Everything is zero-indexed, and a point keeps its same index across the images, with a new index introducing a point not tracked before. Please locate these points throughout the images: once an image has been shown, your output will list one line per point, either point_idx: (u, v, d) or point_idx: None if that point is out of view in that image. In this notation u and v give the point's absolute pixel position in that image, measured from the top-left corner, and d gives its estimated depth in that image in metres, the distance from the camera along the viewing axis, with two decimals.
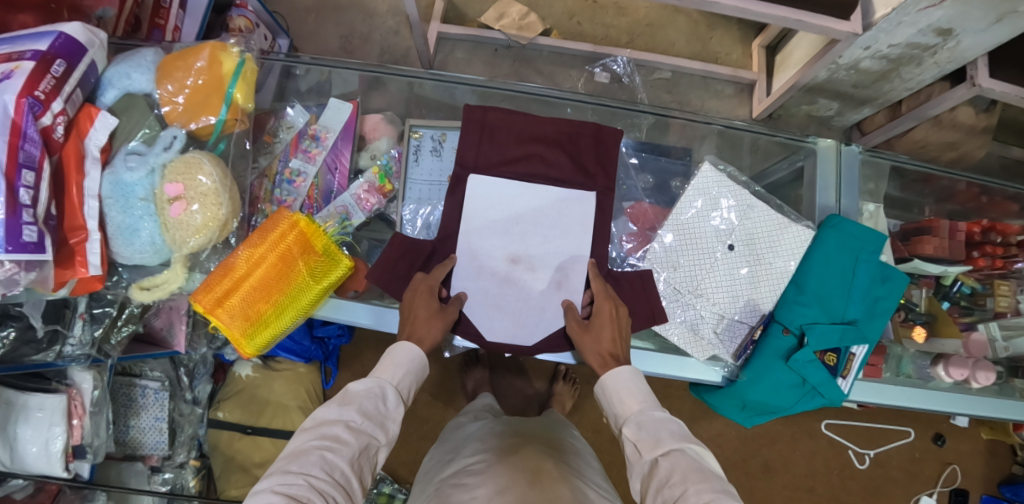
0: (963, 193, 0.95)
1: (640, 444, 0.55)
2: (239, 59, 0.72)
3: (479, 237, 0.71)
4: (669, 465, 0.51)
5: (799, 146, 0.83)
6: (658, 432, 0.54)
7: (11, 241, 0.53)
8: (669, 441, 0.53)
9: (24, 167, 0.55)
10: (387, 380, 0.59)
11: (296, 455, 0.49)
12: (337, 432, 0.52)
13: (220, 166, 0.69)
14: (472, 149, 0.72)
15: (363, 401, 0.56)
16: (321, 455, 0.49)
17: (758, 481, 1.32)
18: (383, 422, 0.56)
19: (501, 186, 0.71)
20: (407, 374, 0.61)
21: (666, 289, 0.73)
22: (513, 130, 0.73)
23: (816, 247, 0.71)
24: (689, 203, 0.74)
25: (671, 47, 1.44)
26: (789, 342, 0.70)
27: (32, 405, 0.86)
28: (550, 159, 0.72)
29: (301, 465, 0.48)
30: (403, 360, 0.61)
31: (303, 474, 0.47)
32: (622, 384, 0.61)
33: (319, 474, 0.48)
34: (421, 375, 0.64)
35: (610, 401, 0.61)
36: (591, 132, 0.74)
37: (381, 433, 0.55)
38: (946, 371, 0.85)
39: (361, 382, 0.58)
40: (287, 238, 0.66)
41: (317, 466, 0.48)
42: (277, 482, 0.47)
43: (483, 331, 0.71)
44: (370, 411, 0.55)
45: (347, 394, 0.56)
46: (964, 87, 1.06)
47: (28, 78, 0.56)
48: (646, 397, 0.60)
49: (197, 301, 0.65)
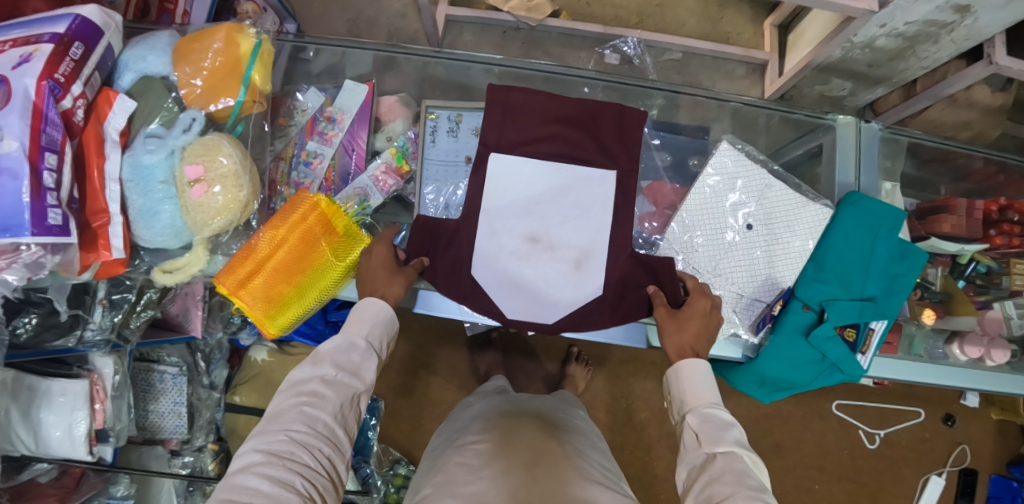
0: (979, 171, 0.95)
1: (701, 437, 0.56)
2: (255, 39, 0.71)
3: (501, 216, 0.71)
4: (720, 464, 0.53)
5: (817, 123, 0.82)
6: (721, 433, 0.56)
7: (36, 223, 0.54)
8: (730, 443, 0.55)
9: (47, 149, 0.56)
10: (355, 333, 0.62)
11: (277, 414, 0.54)
12: (314, 389, 0.56)
13: (239, 147, 0.69)
14: (493, 129, 0.72)
15: (335, 356, 0.59)
16: (300, 411, 0.54)
17: (768, 461, 1.33)
18: (358, 372, 0.60)
19: (523, 164, 0.71)
20: (374, 327, 0.63)
21: (685, 268, 0.72)
22: (536, 110, 0.72)
23: (837, 224, 0.70)
24: (707, 182, 0.73)
25: (681, 27, 1.42)
26: (808, 318, 0.69)
27: (54, 390, 0.87)
28: (573, 140, 0.72)
29: (282, 423, 0.53)
30: (370, 313, 0.63)
31: (284, 431, 0.52)
32: (696, 377, 0.61)
33: (300, 428, 0.53)
34: (391, 328, 0.65)
35: (678, 390, 0.62)
36: (614, 113, 0.74)
37: (357, 382, 0.59)
38: (961, 349, 0.87)
39: (332, 341, 0.61)
40: (309, 218, 0.66)
41: (297, 421, 0.53)
42: (260, 441, 0.52)
43: (503, 308, 0.71)
44: (343, 364, 0.59)
45: (320, 353, 0.60)
46: (981, 65, 1.05)
47: (48, 61, 0.56)
48: (713, 393, 0.61)
49: (221, 282, 0.65)
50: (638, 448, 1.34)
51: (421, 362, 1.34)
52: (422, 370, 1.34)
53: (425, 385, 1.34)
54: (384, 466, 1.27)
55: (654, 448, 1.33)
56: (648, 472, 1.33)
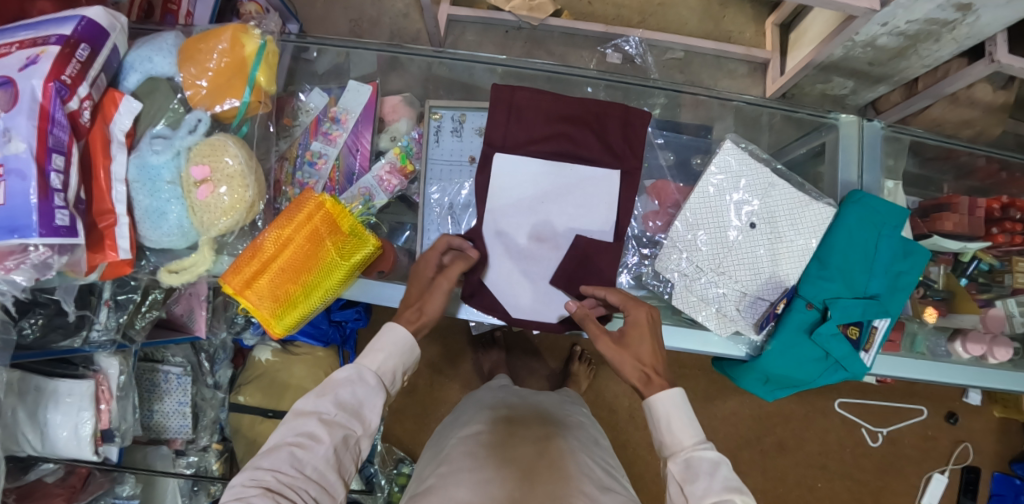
0: (982, 169, 0.95)
1: (685, 487, 0.54)
2: (260, 40, 0.71)
3: (506, 214, 0.72)
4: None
5: (820, 122, 0.82)
6: (707, 480, 0.53)
7: (43, 224, 0.54)
8: (718, 491, 0.51)
9: (54, 151, 0.56)
10: (366, 367, 0.60)
11: (269, 451, 0.52)
12: (311, 428, 0.54)
13: (244, 148, 0.69)
14: (498, 128, 0.72)
15: (339, 391, 0.57)
16: (291, 452, 0.52)
17: (772, 459, 1.33)
18: (359, 412, 0.58)
19: (529, 164, 0.72)
20: (388, 359, 0.61)
21: (688, 266, 0.72)
22: (541, 109, 0.72)
23: (840, 222, 0.70)
24: (710, 181, 0.73)
25: (683, 27, 1.42)
26: (811, 316, 0.69)
27: (61, 390, 0.88)
28: (577, 139, 0.72)
29: (272, 462, 0.51)
30: (385, 345, 0.62)
31: (272, 471, 0.50)
32: (676, 419, 0.59)
33: (290, 470, 0.51)
34: (410, 359, 0.63)
35: (661, 431, 0.59)
36: (619, 112, 0.74)
37: (358, 424, 0.57)
38: (963, 347, 0.86)
39: (343, 371, 0.59)
40: (314, 218, 0.66)
41: (287, 462, 0.51)
42: (249, 477, 0.50)
43: (509, 307, 0.71)
44: (346, 401, 0.57)
45: (326, 385, 0.58)
46: (982, 64, 1.05)
47: (54, 62, 0.56)
48: (695, 432, 0.58)
49: (227, 283, 0.66)
50: (641, 447, 1.34)
51: (424, 361, 1.34)
52: (425, 368, 1.34)
53: (429, 384, 1.34)
54: (389, 465, 1.28)
55: (657, 446, 1.33)
56: (651, 470, 1.33)
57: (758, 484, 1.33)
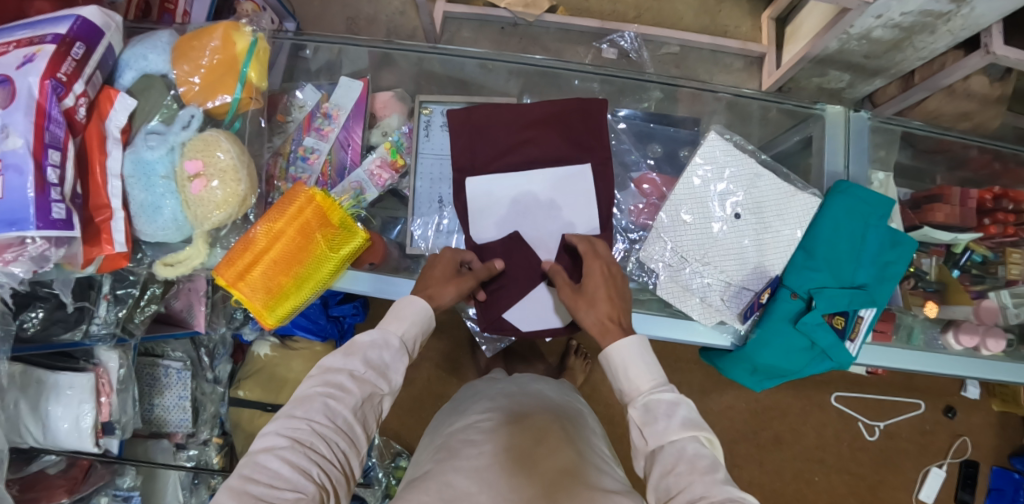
0: (976, 160, 0.94)
1: (645, 430, 0.52)
2: (251, 38, 0.72)
3: (487, 229, 0.75)
4: (672, 456, 0.49)
5: (807, 113, 0.81)
6: (668, 419, 0.51)
7: (40, 217, 0.55)
8: (677, 430, 0.50)
9: (50, 146, 0.58)
10: (391, 331, 0.60)
11: (302, 401, 0.53)
12: (341, 381, 0.54)
13: (237, 144, 0.70)
14: (466, 149, 0.75)
15: (367, 351, 0.57)
16: (325, 403, 0.52)
17: (768, 452, 1.34)
18: (385, 372, 0.58)
19: (499, 178, 0.74)
20: (411, 326, 0.61)
21: (673, 256, 0.72)
22: (502, 121, 0.74)
23: (827, 213, 0.70)
24: (696, 172, 0.73)
25: (679, 21, 1.42)
26: (796, 306, 0.68)
27: (62, 383, 0.90)
28: (543, 142, 0.74)
29: (305, 411, 0.51)
30: (408, 313, 0.62)
31: (306, 419, 0.51)
32: (626, 357, 0.57)
33: (322, 420, 0.51)
34: (427, 327, 0.64)
35: (617, 376, 0.58)
36: (578, 106, 0.74)
37: (384, 383, 0.57)
38: (956, 339, 0.87)
39: (367, 333, 0.59)
40: (305, 211, 0.67)
41: (320, 413, 0.51)
42: (283, 425, 0.51)
43: (516, 323, 0.76)
44: (374, 361, 0.57)
45: (353, 345, 0.58)
46: (978, 55, 1.05)
47: (50, 60, 0.58)
48: (653, 376, 0.56)
49: (220, 275, 0.67)
50: None
51: (422, 356, 1.36)
52: (423, 363, 1.36)
53: (426, 379, 1.35)
54: (386, 459, 1.29)
55: None
56: None
57: (755, 477, 1.33)
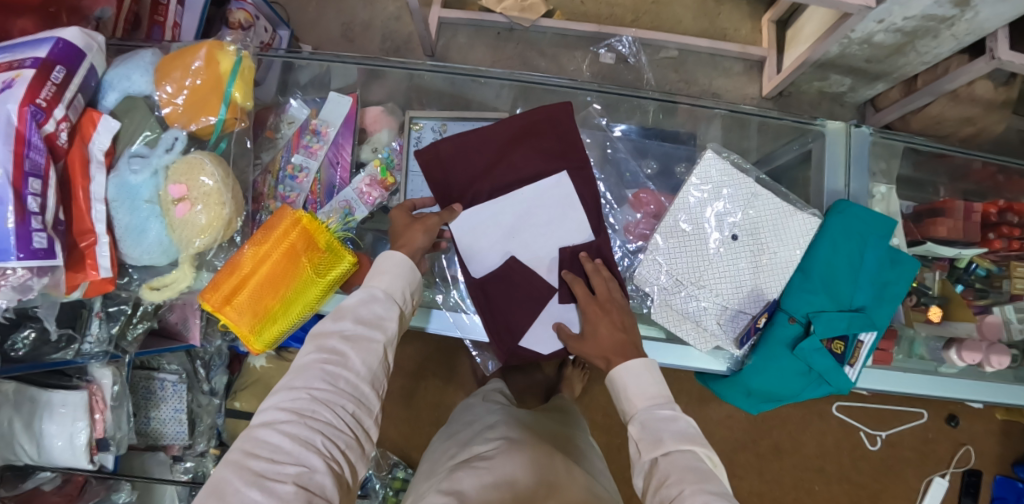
0: (978, 172, 0.91)
1: (641, 444, 0.54)
2: (235, 57, 0.71)
3: (484, 259, 0.73)
4: (665, 462, 0.51)
5: (806, 129, 0.79)
6: (659, 434, 0.54)
7: (21, 247, 0.54)
8: (669, 443, 0.52)
9: (30, 175, 0.57)
10: (378, 286, 0.59)
11: (299, 372, 0.52)
12: (335, 345, 0.53)
13: (221, 165, 0.69)
14: (441, 178, 0.72)
15: (357, 310, 0.57)
16: (323, 368, 0.51)
17: (768, 462, 1.33)
18: (379, 323, 0.57)
19: (485, 206, 0.71)
20: (396, 279, 0.61)
21: (667, 280, 0.70)
22: (473, 148, 0.73)
23: (824, 235, 0.68)
24: (691, 192, 0.71)
25: (677, 25, 1.39)
26: (794, 330, 0.67)
27: (54, 401, 0.89)
28: (519, 161, 0.73)
29: (303, 380, 0.50)
30: (391, 267, 0.61)
31: (307, 388, 0.50)
32: (625, 380, 0.61)
33: (322, 386, 0.50)
34: (413, 279, 0.63)
35: (621, 397, 0.61)
36: (544, 118, 0.73)
37: (380, 334, 0.56)
38: (958, 355, 0.84)
39: (354, 295, 0.59)
40: (291, 234, 0.66)
41: (319, 379, 0.51)
42: (283, 398, 0.50)
43: (537, 349, 0.74)
44: (365, 317, 0.57)
45: (342, 308, 0.57)
46: (983, 60, 1.02)
47: (29, 85, 0.57)
48: (651, 394, 0.59)
49: (207, 300, 0.66)
50: None
51: (419, 366, 1.35)
52: (420, 373, 1.35)
53: (422, 389, 1.35)
54: (383, 470, 1.28)
55: None
56: None
57: (754, 487, 1.32)
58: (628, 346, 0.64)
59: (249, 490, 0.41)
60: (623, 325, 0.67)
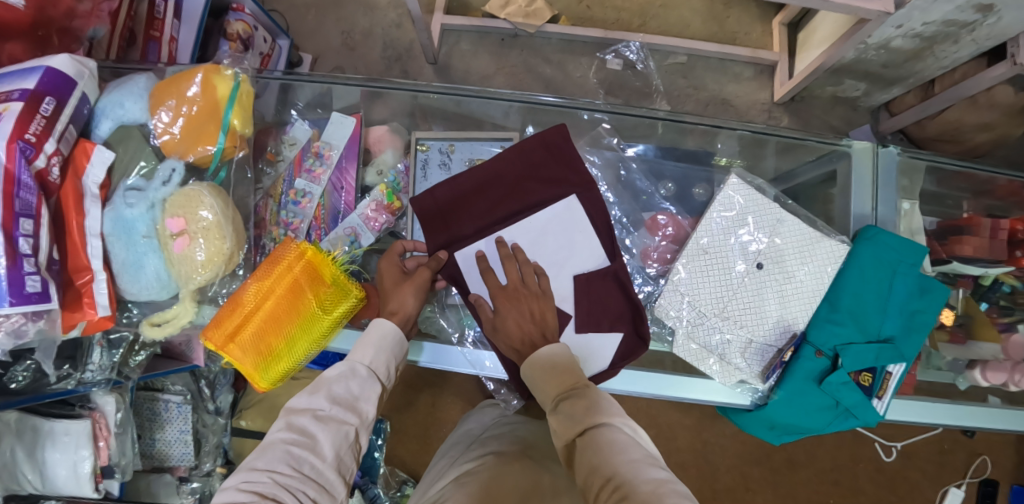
0: (1003, 187, 0.88)
1: (560, 430, 0.50)
2: (233, 82, 0.68)
3: None
4: (588, 446, 0.47)
5: (831, 149, 0.76)
6: (576, 414, 0.50)
7: (14, 292, 0.52)
8: (588, 420, 0.49)
9: (22, 215, 0.54)
10: (357, 361, 0.59)
11: (263, 453, 0.50)
12: (304, 425, 0.52)
13: (221, 196, 0.67)
14: (445, 227, 0.70)
15: (333, 387, 0.56)
16: (287, 450, 0.49)
17: (781, 475, 1.31)
18: (354, 405, 0.56)
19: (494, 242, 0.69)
20: (378, 352, 0.60)
21: (690, 313, 0.69)
22: (472, 184, 0.70)
23: (850, 266, 0.66)
24: (713, 220, 0.69)
25: (686, 29, 1.36)
26: (821, 364, 0.66)
27: (57, 430, 0.87)
28: (522, 191, 0.70)
29: (267, 462, 0.48)
30: (375, 338, 0.61)
31: (268, 471, 0.47)
32: (537, 365, 0.56)
33: (285, 469, 0.48)
34: (399, 351, 0.63)
35: (540, 383, 0.56)
36: (536, 144, 0.70)
37: (353, 416, 0.55)
38: (982, 375, 0.83)
39: (333, 369, 0.58)
40: (294, 269, 0.64)
41: (282, 461, 0.48)
42: (242, 479, 0.47)
43: None
44: (340, 396, 0.56)
45: (319, 382, 0.57)
46: (1004, 66, 0.98)
47: (17, 120, 0.54)
48: (567, 376, 0.55)
49: (209, 338, 0.64)
50: None
51: (426, 381, 1.34)
52: (427, 388, 1.34)
53: (429, 404, 1.33)
54: (391, 488, 1.27)
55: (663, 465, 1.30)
56: None
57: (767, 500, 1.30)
58: (536, 337, 0.61)
59: None
60: (537, 315, 0.62)
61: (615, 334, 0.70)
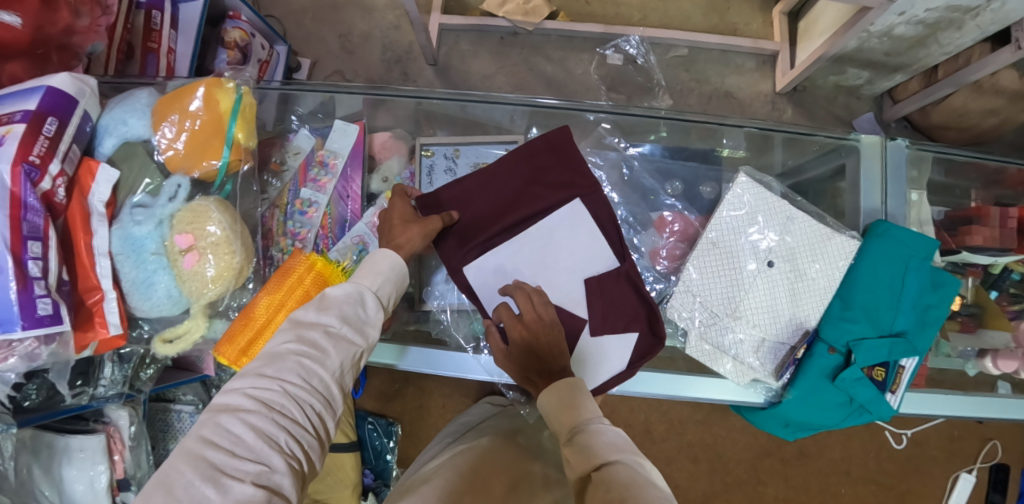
0: (1013, 176, 0.87)
1: (574, 460, 0.47)
2: (235, 94, 0.68)
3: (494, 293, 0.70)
4: (600, 479, 0.44)
5: (839, 144, 0.75)
6: (590, 448, 0.47)
7: (26, 316, 0.52)
8: (603, 455, 0.46)
9: (30, 237, 0.54)
10: (366, 286, 0.55)
11: (272, 359, 0.47)
12: (315, 339, 0.49)
13: (228, 211, 0.67)
14: (453, 238, 0.69)
15: (342, 306, 0.53)
16: (298, 362, 0.47)
17: (793, 467, 1.31)
18: (363, 328, 0.54)
19: (502, 247, 0.69)
20: (387, 282, 0.58)
21: (702, 314, 0.69)
22: (477, 195, 0.70)
23: (861, 261, 0.66)
24: (723, 220, 0.69)
25: (686, 21, 1.35)
26: (834, 360, 0.66)
27: (73, 446, 0.88)
28: (527, 197, 0.70)
29: (276, 370, 0.46)
30: (383, 268, 0.58)
31: (278, 380, 0.46)
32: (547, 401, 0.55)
33: (295, 380, 0.46)
34: (402, 285, 0.60)
35: (562, 406, 0.53)
36: (542, 148, 0.71)
37: (361, 339, 0.53)
38: (994, 364, 0.83)
39: (340, 287, 0.55)
40: (305, 281, 0.65)
41: (293, 372, 0.47)
42: (249, 383, 0.46)
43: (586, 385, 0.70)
44: (350, 316, 0.53)
45: (326, 299, 0.53)
46: (1008, 51, 0.97)
47: (21, 142, 0.54)
48: (590, 408, 0.52)
49: (222, 353, 0.64)
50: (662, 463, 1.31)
51: (437, 382, 1.34)
52: (439, 390, 1.34)
53: (440, 407, 1.33)
54: None
55: (675, 459, 1.30)
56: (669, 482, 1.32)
57: (779, 491, 1.31)
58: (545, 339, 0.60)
59: (204, 486, 0.37)
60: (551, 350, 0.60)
61: (631, 334, 0.69)
